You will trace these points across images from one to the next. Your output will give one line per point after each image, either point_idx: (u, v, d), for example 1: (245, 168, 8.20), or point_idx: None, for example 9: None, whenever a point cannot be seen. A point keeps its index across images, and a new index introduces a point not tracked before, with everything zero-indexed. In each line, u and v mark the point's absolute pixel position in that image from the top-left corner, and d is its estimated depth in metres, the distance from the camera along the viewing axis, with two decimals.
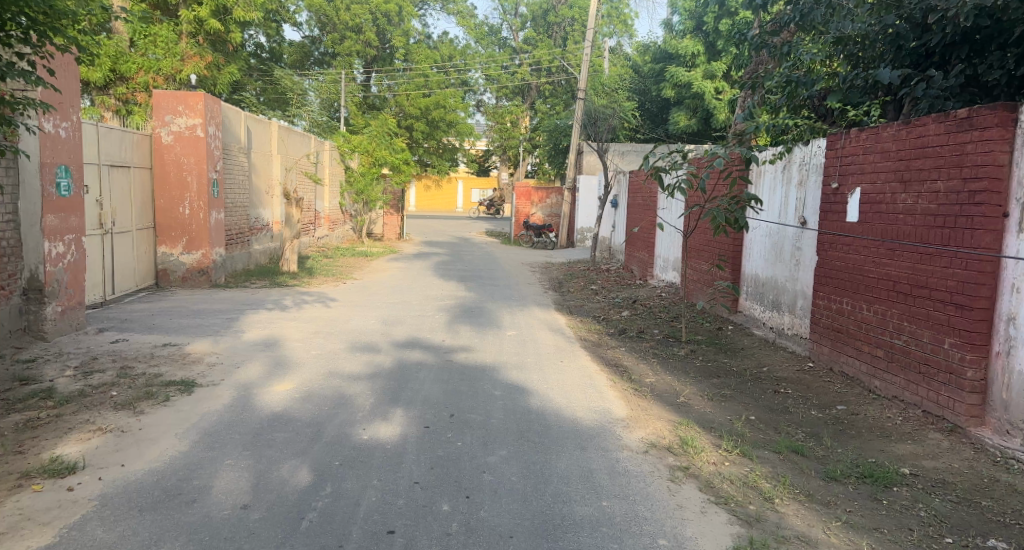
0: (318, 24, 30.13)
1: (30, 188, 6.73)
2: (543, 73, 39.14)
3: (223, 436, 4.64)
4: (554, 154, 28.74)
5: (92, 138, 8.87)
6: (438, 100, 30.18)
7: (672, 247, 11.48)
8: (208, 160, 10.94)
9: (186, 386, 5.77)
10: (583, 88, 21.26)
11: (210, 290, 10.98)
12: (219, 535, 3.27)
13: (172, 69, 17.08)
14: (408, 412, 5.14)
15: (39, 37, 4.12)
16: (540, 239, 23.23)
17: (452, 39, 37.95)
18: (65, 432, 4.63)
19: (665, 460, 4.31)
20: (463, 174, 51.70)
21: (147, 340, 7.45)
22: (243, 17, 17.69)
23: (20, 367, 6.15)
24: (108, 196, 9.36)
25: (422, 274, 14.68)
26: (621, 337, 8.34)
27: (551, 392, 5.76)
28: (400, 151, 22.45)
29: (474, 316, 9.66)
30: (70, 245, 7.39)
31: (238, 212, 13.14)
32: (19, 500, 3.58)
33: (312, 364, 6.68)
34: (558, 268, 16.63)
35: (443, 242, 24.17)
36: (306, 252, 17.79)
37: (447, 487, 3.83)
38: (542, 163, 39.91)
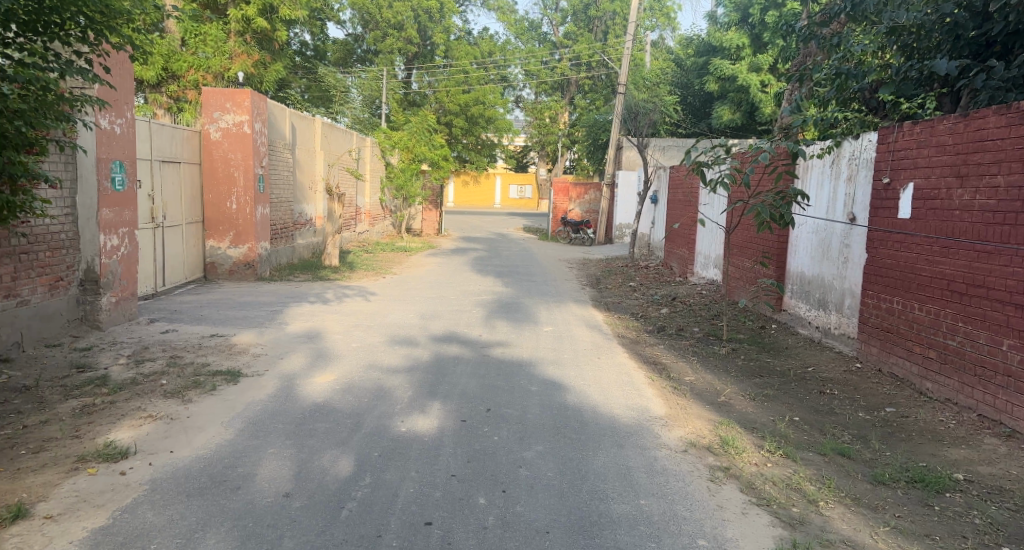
0: (361, 22, 30.51)
1: (87, 181, 6.95)
2: (583, 68, 38.87)
3: (267, 425, 4.74)
4: (593, 149, 28.59)
5: (145, 135, 9.15)
6: (478, 96, 30.28)
7: (713, 243, 11.31)
8: (254, 155, 11.17)
9: (232, 376, 5.92)
10: (624, 82, 21.06)
11: (256, 283, 11.22)
12: (262, 522, 3.34)
13: (221, 67, 17.54)
14: (445, 406, 5.17)
15: (96, 36, 4.25)
16: (579, 234, 23.14)
17: (492, 34, 38.06)
18: (118, 419, 4.79)
19: (706, 460, 4.24)
20: (501, 169, 51.60)
21: (195, 330, 7.66)
22: (288, 16, 18.02)
23: (77, 355, 6.39)
24: (159, 191, 9.63)
25: (459, 270, 14.76)
26: (660, 334, 8.24)
27: (589, 389, 5.73)
28: (439, 147, 22.59)
29: (512, 311, 9.68)
30: (123, 238, 7.64)
31: (282, 207, 13.40)
32: (75, 483, 3.71)
33: (352, 357, 6.78)
34: (596, 265, 16.54)
35: (481, 238, 24.29)
36: (347, 246, 18.06)
37: (483, 480, 3.84)
38: (581, 159, 39.66)
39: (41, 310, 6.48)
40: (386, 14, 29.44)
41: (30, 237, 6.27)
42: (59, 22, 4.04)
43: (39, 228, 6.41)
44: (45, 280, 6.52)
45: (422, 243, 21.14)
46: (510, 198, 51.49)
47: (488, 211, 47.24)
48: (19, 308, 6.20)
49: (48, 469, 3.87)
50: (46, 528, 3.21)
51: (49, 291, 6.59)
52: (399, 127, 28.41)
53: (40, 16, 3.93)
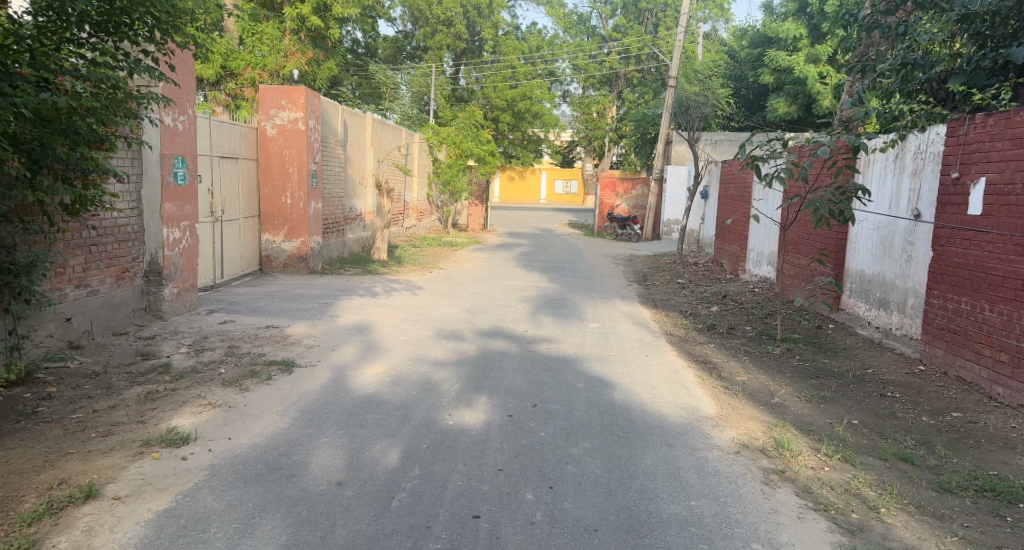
0: (411, 19, 30.78)
1: (150, 175, 7.20)
2: (633, 61, 38.40)
3: (320, 415, 4.85)
4: (641, 144, 28.21)
5: (205, 131, 9.44)
6: (525, 91, 29.90)
7: (767, 240, 11.04)
8: (308, 151, 11.40)
9: (287, 366, 6.07)
10: (675, 75, 20.72)
11: (308, 277, 11.47)
12: (316, 509, 3.42)
13: (276, 65, 18.00)
14: (492, 400, 5.20)
15: (163, 35, 4.38)
16: (625, 230, 22.90)
17: (540, 29, 37.92)
18: (180, 405, 4.97)
19: (759, 462, 4.15)
20: (547, 165, 51.39)
21: (251, 322, 7.88)
22: (341, 13, 18.33)
23: (141, 343, 6.65)
24: (218, 186, 9.93)
25: (505, 265, 14.79)
26: (711, 333, 8.09)
27: (638, 387, 5.66)
28: (486, 143, 22.68)
29: (558, 307, 9.65)
30: (185, 231, 7.90)
31: (333, 202, 13.66)
32: (141, 466, 3.85)
33: (401, 350, 6.87)
34: (644, 261, 16.35)
35: (527, 233, 24.26)
36: (395, 241, 18.31)
37: (531, 476, 3.84)
38: (629, 154, 39.23)
39: (109, 300, 6.75)
40: (435, 11, 29.65)
41: (99, 230, 6.53)
42: (131, 24, 4.19)
43: (107, 221, 6.67)
44: (113, 271, 6.79)
45: (468, 238, 21.28)
46: (555, 194, 51.26)
47: (533, 206, 47.22)
48: (88, 297, 6.47)
49: (116, 452, 4.04)
50: (115, 508, 3.34)
51: (116, 282, 6.86)
52: (447, 123, 28.62)
53: (111, 17, 4.08)
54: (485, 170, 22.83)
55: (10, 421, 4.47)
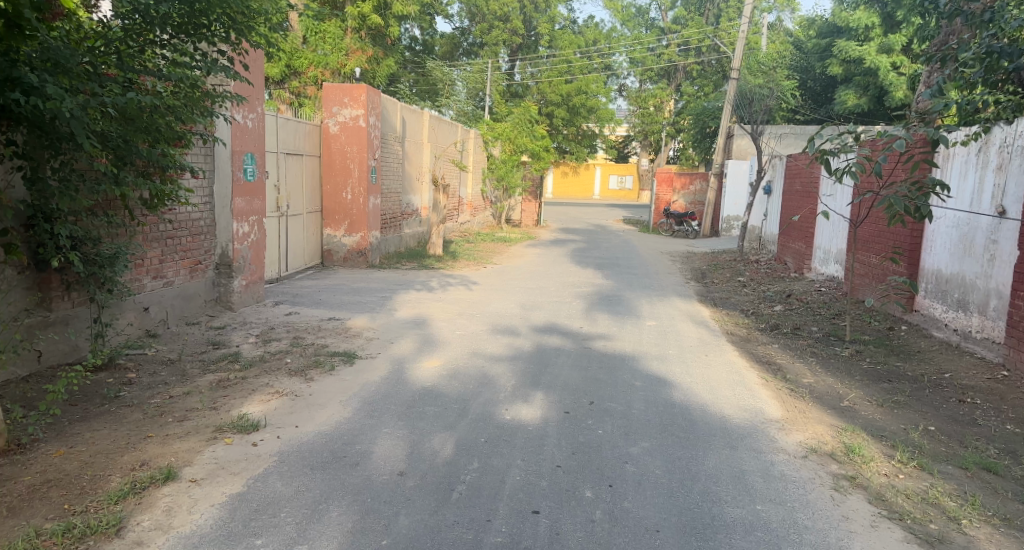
0: (468, 16, 30.97)
1: (223, 171, 7.47)
2: (692, 53, 37.61)
3: (381, 406, 4.95)
4: (699, 138, 27.62)
5: (273, 129, 9.75)
6: (580, 87, 30.45)
7: (834, 238, 10.69)
8: (369, 148, 11.62)
9: (349, 357, 6.22)
10: (736, 68, 20.24)
11: (367, 271, 11.71)
12: (379, 498, 3.49)
13: (338, 63, 18.40)
14: (548, 396, 5.20)
15: (238, 35, 4.53)
16: (682, 227, 22.48)
17: (596, 22, 37.55)
18: (250, 393, 5.15)
19: (828, 468, 4.02)
20: (601, 160, 50.90)
21: (314, 314, 8.10)
22: (401, 11, 18.61)
23: (213, 333, 6.93)
24: (284, 181, 10.22)
25: (559, 261, 14.75)
26: (774, 333, 7.88)
27: (699, 387, 5.57)
28: (540, 138, 22.64)
29: (614, 304, 9.56)
30: (253, 226, 8.18)
31: (391, 198, 13.89)
32: (215, 451, 4.01)
33: (458, 344, 6.95)
34: (701, 258, 16.03)
35: (581, 229, 24.12)
36: (450, 236, 18.50)
37: (590, 474, 3.83)
38: (686, 149, 38.51)
39: (183, 291, 7.05)
40: (492, 7, 29.73)
41: (175, 223, 6.81)
42: (211, 25, 4.36)
43: (182, 215, 6.95)
44: (187, 263, 7.07)
45: (522, 233, 21.29)
46: (609, 189, 50.68)
47: (586, 202, 46.78)
48: (165, 288, 6.76)
49: (192, 437, 4.22)
50: (191, 490, 3.49)
51: (189, 274, 7.14)
52: (501, 118, 28.66)
53: (191, 19, 4.24)
54: (540, 166, 22.74)
55: (95, 405, 4.71)
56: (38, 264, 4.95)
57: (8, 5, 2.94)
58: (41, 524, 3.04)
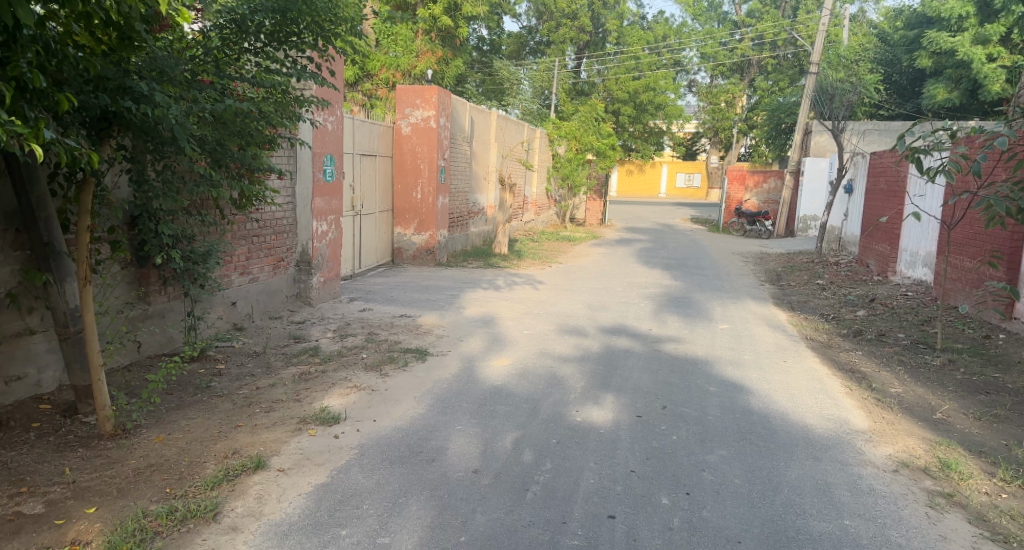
0: (535, 14, 31.01)
1: (305, 171, 7.75)
2: (767, 47, 36.44)
3: (453, 403, 5.03)
4: (774, 135, 26.75)
5: (349, 131, 10.04)
6: (648, 83, 31.13)
7: (924, 240, 10.17)
8: (439, 149, 11.81)
9: (421, 354, 6.36)
10: (815, 62, 19.56)
11: (436, 269, 11.91)
12: (455, 495, 3.55)
13: (409, 65, 18.82)
14: (619, 399, 5.16)
15: (325, 43, 4.68)
16: (754, 227, 21.79)
17: (666, 18, 36.94)
18: (330, 387, 5.34)
19: (922, 483, 3.84)
20: (668, 157, 50.00)
21: (388, 310, 8.29)
22: (471, 12, 18.82)
23: (293, 327, 7.21)
24: (359, 182, 10.51)
25: (625, 261, 14.58)
26: (856, 339, 7.57)
27: (777, 394, 5.42)
28: (607, 136, 22.43)
29: (684, 306, 9.39)
30: (331, 225, 8.45)
31: (459, 197, 14.07)
32: (299, 442, 4.17)
33: (526, 343, 6.98)
34: (775, 260, 15.52)
35: (646, 228, 23.77)
36: (514, 235, 18.58)
37: (666, 480, 3.78)
38: (759, 146, 37.37)
39: (267, 286, 7.35)
40: (561, 5, 29.68)
41: (261, 222, 7.10)
42: (301, 33, 4.52)
43: (268, 215, 7.25)
44: (271, 260, 7.37)
45: (586, 232, 21.15)
46: (676, 188, 49.72)
47: (653, 201, 46.08)
48: (250, 284, 7.07)
49: (278, 428, 4.40)
50: (280, 479, 3.65)
51: (273, 270, 7.44)
52: (568, 117, 28.57)
53: (283, 27, 4.41)
54: (606, 165, 22.54)
55: (188, 394, 4.98)
56: (140, 259, 5.23)
57: (121, 18, 3.14)
58: (147, 506, 3.24)
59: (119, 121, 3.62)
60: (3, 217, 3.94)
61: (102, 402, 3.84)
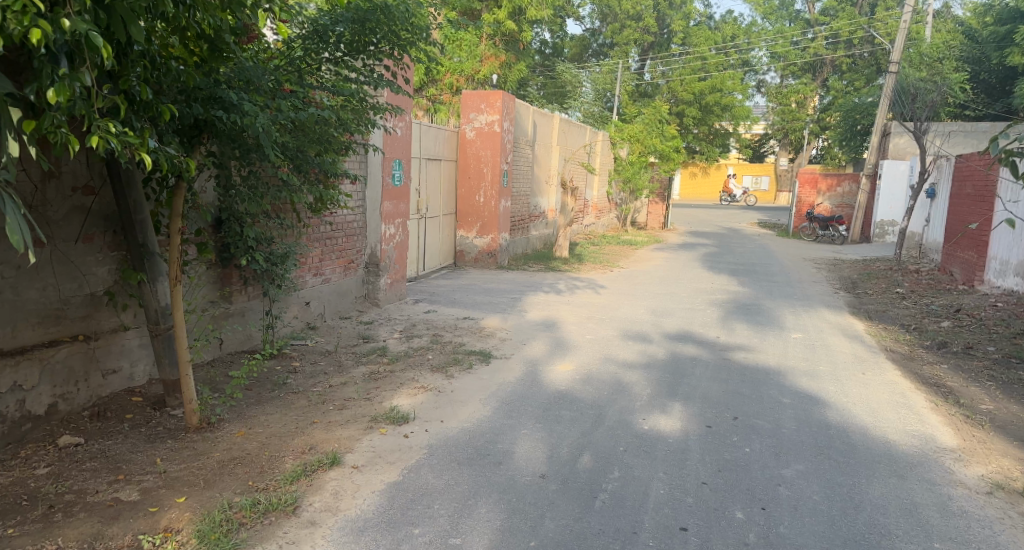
0: (599, 17, 30.99)
1: (375, 176, 7.93)
2: (842, 46, 35.16)
3: (518, 407, 5.05)
4: (849, 136, 25.73)
5: (416, 136, 10.24)
6: (715, 84, 29.10)
7: (1017, 247, 9.61)
8: (502, 152, 11.89)
9: (486, 356, 6.41)
10: (896, 60, 18.71)
11: (497, 271, 11.99)
12: (524, 499, 3.56)
13: (473, 70, 18.95)
14: (688, 408, 5.06)
15: (400, 51, 4.77)
16: (826, 232, 20.87)
17: (734, 17, 36.11)
18: (399, 387, 5.44)
19: (1019, 508, 3.63)
20: (735, 160, 48.87)
21: (452, 313, 8.39)
22: (535, 16, 18.97)
23: (362, 327, 7.39)
24: (425, 186, 10.70)
25: (689, 266, 14.32)
26: (941, 351, 7.21)
27: (856, 407, 5.21)
28: (671, 139, 22.12)
29: (753, 313, 9.14)
30: (398, 228, 8.65)
31: (521, 200, 14.13)
32: (371, 440, 4.27)
33: (590, 348, 6.95)
34: (849, 267, 14.93)
35: (711, 232, 23.27)
36: (575, 239, 18.53)
37: (739, 494, 3.69)
38: (832, 148, 36.02)
39: (338, 287, 7.55)
40: (626, 6, 29.58)
41: (334, 225, 7.31)
42: (378, 42, 4.64)
43: (341, 218, 7.46)
44: (342, 262, 7.57)
45: (647, 236, 20.90)
46: (743, 191, 48.52)
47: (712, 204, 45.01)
48: (322, 285, 7.28)
49: (351, 425, 4.52)
50: (354, 476, 3.75)
51: (344, 271, 7.64)
52: (630, 120, 28.28)
53: (361, 36, 4.53)
54: (669, 167, 22.22)
55: (266, 390, 5.17)
56: (223, 260, 5.45)
57: (213, 31, 3.31)
58: (232, 498, 3.38)
59: (209, 130, 3.81)
60: (104, 219, 4.19)
61: (190, 396, 4.03)
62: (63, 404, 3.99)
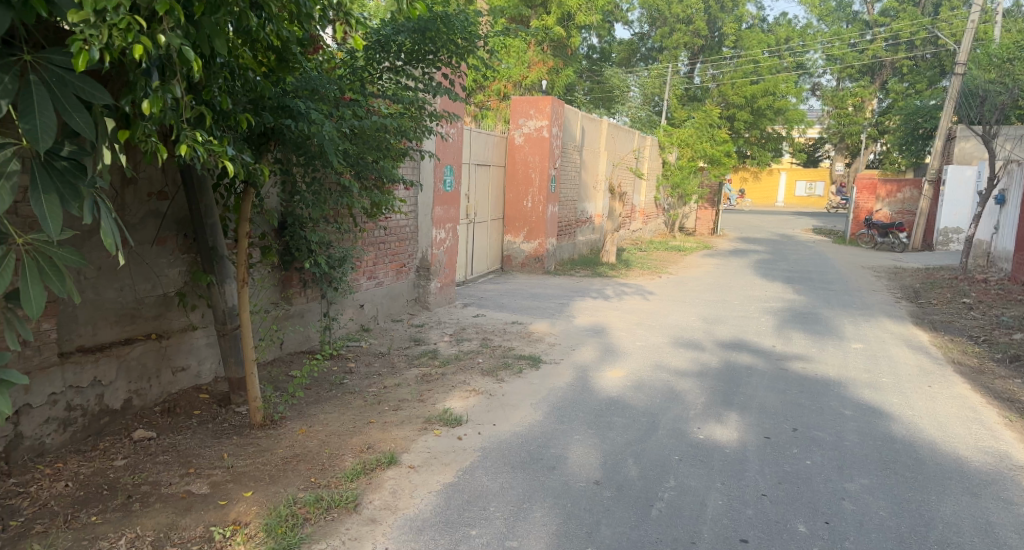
0: (649, 20, 30.75)
1: (427, 181, 8.03)
2: (903, 47, 34.06)
3: (569, 412, 5.05)
4: (909, 141, 24.87)
5: (466, 142, 10.36)
6: (767, 87, 28.34)
7: None
8: (550, 158, 11.92)
9: (535, 361, 6.43)
10: (962, 62, 18.03)
11: (544, 276, 12.00)
12: (580, 505, 3.57)
13: (521, 76, 19.01)
14: (744, 418, 4.98)
15: (458, 60, 4.85)
16: (886, 239, 20.13)
17: (788, 19, 35.33)
18: (451, 389, 5.50)
19: None
20: (787, 164, 47.75)
21: (501, 317, 8.43)
22: (584, 21, 19.12)
23: (414, 330, 7.50)
24: (474, 191, 10.80)
25: (741, 273, 14.04)
26: (1012, 365, 6.89)
27: (922, 421, 5.03)
28: (721, 144, 21.78)
29: (810, 322, 8.91)
30: (449, 233, 8.75)
31: (569, 205, 14.12)
32: (426, 441, 4.34)
33: (641, 354, 6.90)
34: (911, 276, 14.41)
35: (763, 239, 22.75)
36: (622, 245, 18.40)
37: (801, 507, 3.62)
38: (892, 152, 34.84)
39: (390, 290, 7.68)
40: (676, 10, 29.28)
41: (388, 229, 7.44)
42: (436, 52, 4.72)
43: (394, 223, 7.59)
44: (395, 265, 7.70)
45: (697, 242, 20.56)
46: (796, 196, 47.34)
47: (764, 209, 44.00)
48: (376, 288, 7.42)
49: (407, 425, 4.60)
50: (411, 476, 3.81)
51: (396, 275, 7.77)
52: (680, 124, 27.92)
53: (420, 47, 4.63)
54: (719, 172, 21.86)
55: (324, 390, 5.31)
56: (285, 263, 5.61)
57: (282, 43, 3.43)
58: (297, 493, 3.48)
59: (277, 137, 3.94)
60: (176, 223, 4.36)
61: (254, 394, 4.17)
62: (137, 400, 4.17)
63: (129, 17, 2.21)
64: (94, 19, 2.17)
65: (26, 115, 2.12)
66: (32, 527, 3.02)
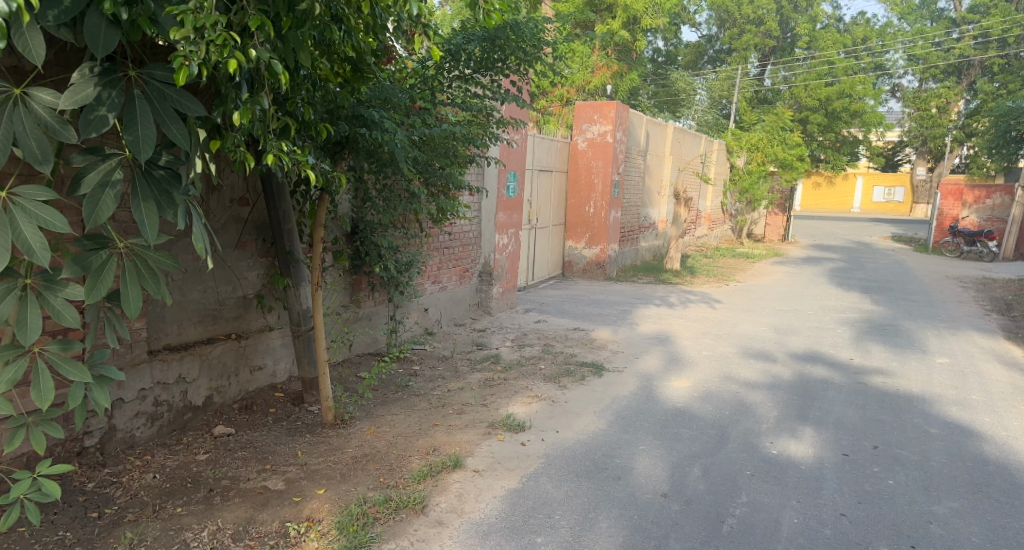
0: (718, 22, 30.07)
1: (491, 187, 8.09)
2: (994, 45, 32.17)
3: (634, 421, 4.98)
4: (1000, 144, 23.44)
5: (529, 148, 10.40)
6: (843, 88, 27.62)
7: None
8: (614, 163, 11.82)
9: (598, 369, 6.36)
10: None
11: (606, 282, 11.89)
12: (647, 517, 3.51)
13: (585, 80, 18.95)
14: (820, 434, 4.79)
15: (524, 66, 4.84)
16: (973, 247, 19.00)
17: (867, 17, 33.92)
18: (513, 395, 5.51)
19: None
20: (864, 169, 45.77)
21: (563, 323, 8.39)
22: (650, 24, 18.87)
23: (476, 334, 7.56)
24: (536, 197, 10.83)
25: (814, 282, 13.52)
26: None
27: (1017, 442, 4.72)
28: (793, 147, 21.07)
29: (890, 334, 8.49)
30: (511, 238, 8.79)
31: (632, 211, 13.94)
32: (490, 445, 4.36)
33: (706, 365, 6.74)
34: (1001, 287, 13.55)
35: (837, 246, 21.84)
36: (687, 251, 18.02)
37: (883, 529, 3.46)
38: (980, 156, 32.91)
39: (453, 295, 7.75)
40: (745, 10, 28.53)
41: (452, 235, 7.52)
42: (504, 59, 4.73)
43: (458, 228, 7.67)
44: (458, 270, 7.78)
45: (765, 249, 19.91)
46: (874, 202, 45.27)
47: (839, 215, 42.30)
48: (440, 292, 7.51)
49: (471, 429, 4.63)
50: (477, 480, 3.83)
51: (459, 280, 7.84)
52: (749, 127, 27.14)
53: (489, 55, 4.65)
54: (791, 177, 21.15)
55: (391, 391, 5.41)
56: (355, 268, 5.74)
57: (357, 53, 3.52)
58: (367, 493, 3.55)
59: (350, 145, 4.04)
60: (256, 228, 4.54)
61: (326, 394, 4.29)
62: (218, 396, 4.34)
63: (225, 33, 2.31)
64: (194, 36, 2.29)
65: (129, 127, 2.26)
66: (124, 516, 3.19)
